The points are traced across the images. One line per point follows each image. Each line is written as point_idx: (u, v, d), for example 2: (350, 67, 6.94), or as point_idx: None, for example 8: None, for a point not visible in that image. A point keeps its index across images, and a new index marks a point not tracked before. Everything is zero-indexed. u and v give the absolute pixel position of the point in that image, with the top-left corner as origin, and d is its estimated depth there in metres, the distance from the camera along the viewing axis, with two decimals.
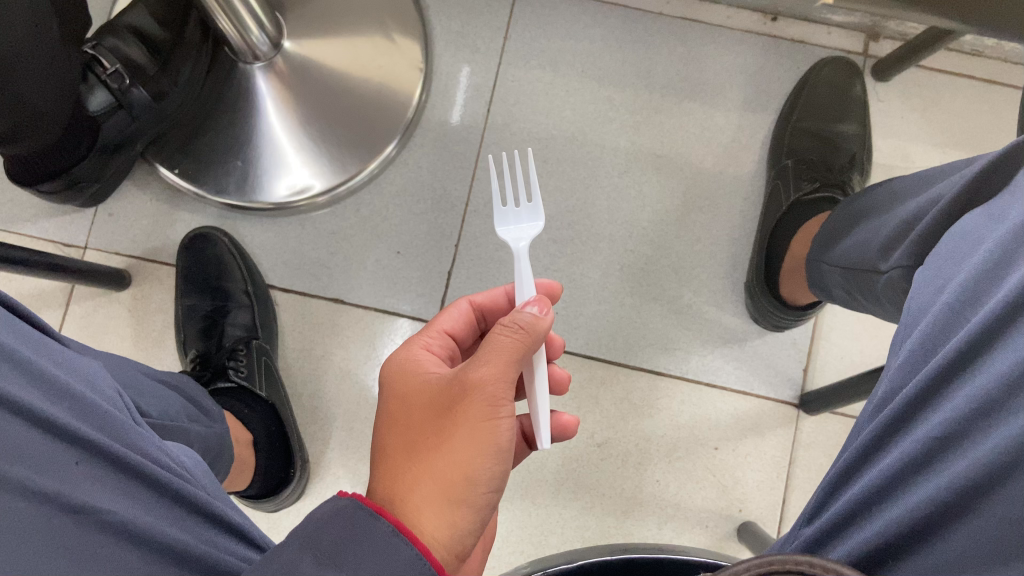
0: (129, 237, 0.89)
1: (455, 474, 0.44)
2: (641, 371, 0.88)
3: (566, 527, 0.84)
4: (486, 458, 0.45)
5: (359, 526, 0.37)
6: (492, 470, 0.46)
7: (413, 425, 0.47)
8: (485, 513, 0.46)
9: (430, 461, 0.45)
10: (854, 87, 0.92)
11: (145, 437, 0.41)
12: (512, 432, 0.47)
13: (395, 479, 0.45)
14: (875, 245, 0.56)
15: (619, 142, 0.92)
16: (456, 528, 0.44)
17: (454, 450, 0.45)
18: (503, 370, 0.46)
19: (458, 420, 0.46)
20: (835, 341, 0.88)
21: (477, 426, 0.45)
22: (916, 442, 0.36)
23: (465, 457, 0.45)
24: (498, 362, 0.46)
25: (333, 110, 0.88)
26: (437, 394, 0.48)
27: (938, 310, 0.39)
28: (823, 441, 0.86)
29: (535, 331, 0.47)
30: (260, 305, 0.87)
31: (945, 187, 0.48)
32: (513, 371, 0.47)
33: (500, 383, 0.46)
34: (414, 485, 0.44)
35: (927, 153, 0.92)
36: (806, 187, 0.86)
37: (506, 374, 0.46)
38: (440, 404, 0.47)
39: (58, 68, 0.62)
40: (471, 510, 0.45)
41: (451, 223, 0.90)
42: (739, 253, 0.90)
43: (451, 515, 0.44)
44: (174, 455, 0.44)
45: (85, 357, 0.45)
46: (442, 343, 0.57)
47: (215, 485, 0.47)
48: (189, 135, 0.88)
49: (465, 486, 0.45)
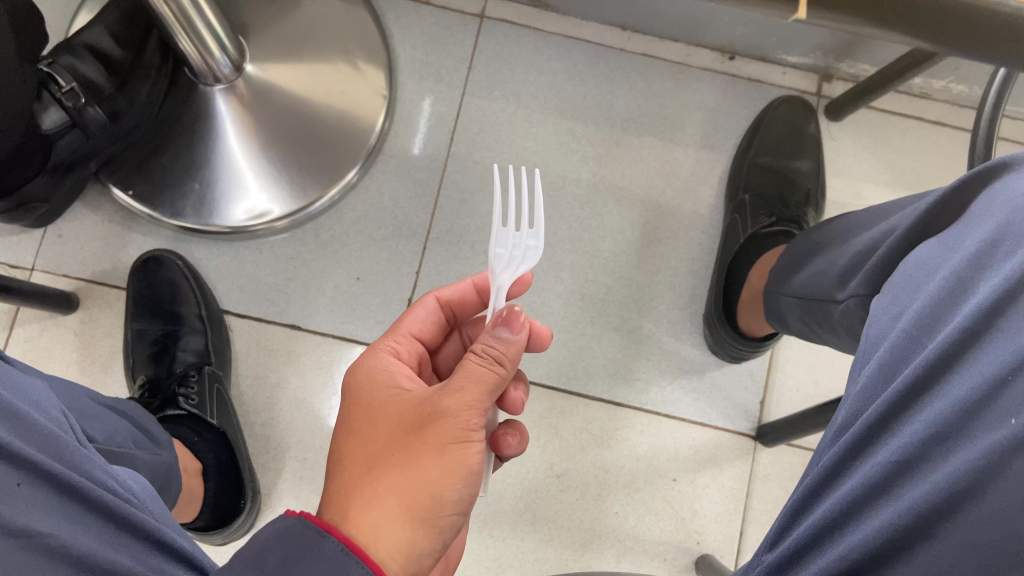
0: (79, 259, 0.87)
1: (420, 494, 0.44)
2: (602, 402, 0.87)
3: (523, 560, 0.83)
4: (459, 481, 0.45)
5: (303, 542, 0.36)
6: (462, 493, 0.46)
7: (376, 439, 0.46)
8: (446, 535, 0.46)
9: (397, 479, 0.44)
10: (808, 126, 0.94)
11: (88, 460, 0.39)
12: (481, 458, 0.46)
13: (351, 495, 0.44)
14: (833, 275, 0.57)
15: (580, 174, 0.93)
16: (416, 546, 0.44)
17: (419, 469, 0.44)
18: (476, 398, 0.45)
19: (428, 441, 0.44)
20: (791, 373, 0.89)
21: (444, 451, 0.44)
22: (877, 466, 0.36)
23: (431, 478, 0.44)
24: (473, 391, 0.45)
25: (294, 134, 0.87)
26: (408, 410, 0.46)
27: (895, 338, 0.40)
28: (779, 473, 0.87)
29: (508, 359, 0.47)
30: (214, 330, 0.84)
31: (899, 219, 0.50)
32: (486, 402, 0.46)
33: (473, 412, 0.45)
34: (371, 502, 0.43)
35: (876, 191, 0.95)
36: (764, 221, 0.87)
37: (479, 402, 0.46)
38: (409, 422, 0.46)
39: (14, 82, 0.60)
40: (432, 531, 0.45)
41: (412, 250, 0.89)
42: (698, 285, 0.91)
43: (412, 533, 0.43)
44: (121, 479, 0.42)
45: (27, 378, 0.43)
46: (411, 349, 0.57)
47: (161, 511, 0.45)
48: (144, 156, 0.86)
49: (430, 507, 0.44)
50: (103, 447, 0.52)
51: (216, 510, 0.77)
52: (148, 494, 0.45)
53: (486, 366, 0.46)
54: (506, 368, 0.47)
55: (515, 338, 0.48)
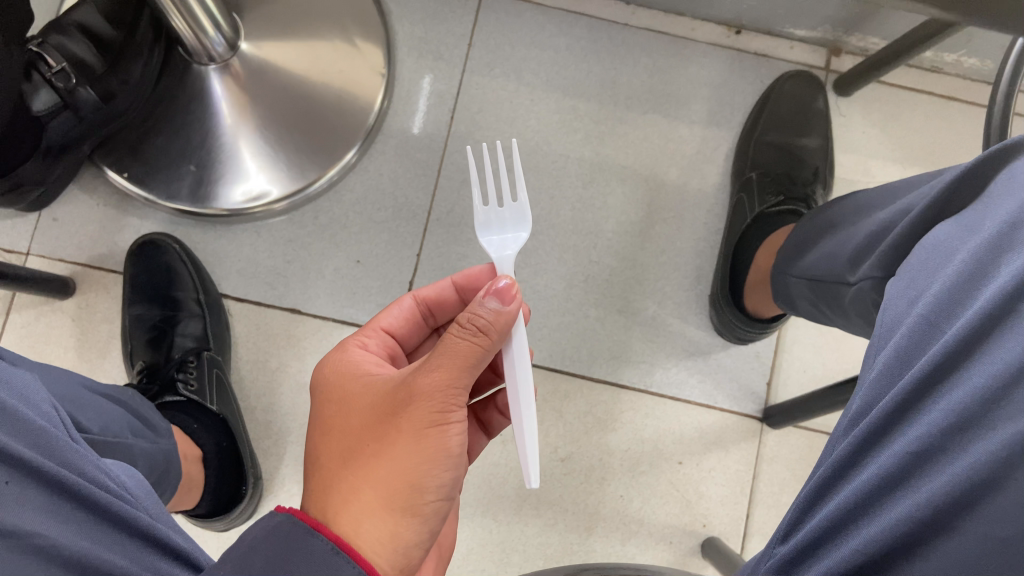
0: (74, 243, 0.85)
1: (400, 480, 0.43)
2: (605, 385, 0.86)
3: (528, 544, 0.82)
4: (436, 464, 0.44)
5: (295, 546, 0.35)
6: (442, 476, 0.44)
7: (353, 430, 0.45)
8: (433, 521, 0.45)
9: (376, 470, 0.43)
10: (816, 101, 0.92)
11: (81, 456, 0.38)
12: (461, 439, 0.45)
13: (331, 491, 0.43)
14: (844, 257, 0.55)
15: (583, 153, 0.91)
16: (400, 536, 0.43)
17: (395, 456, 0.43)
18: (452, 377, 0.42)
19: (402, 427, 0.43)
20: (798, 354, 0.88)
21: (419, 436, 0.43)
22: (894, 457, 0.35)
23: (408, 464, 0.43)
24: (447, 370, 0.42)
25: (292, 113, 0.86)
26: (381, 397, 0.45)
27: (912, 323, 0.38)
28: (786, 455, 0.86)
29: (495, 331, 0.43)
30: (213, 314, 0.83)
31: (914, 198, 0.48)
32: (465, 379, 0.43)
33: (449, 393, 0.43)
34: (350, 496, 0.42)
35: (886, 168, 0.93)
36: (771, 201, 0.85)
37: (455, 381, 0.43)
38: (383, 408, 0.44)
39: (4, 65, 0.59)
40: (416, 518, 0.44)
41: (412, 231, 0.88)
42: (703, 265, 0.90)
43: (395, 523, 0.42)
44: (114, 474, 0.41)
45: (17, 371, 0.42)
46: (380, 344, 0.56)
47: (157, 508, 0.43)
48: (139, 137, 0.85)
49: (410, 494, 0.43)
50: (98, 439, 0.50)
51: (217, 497, 0.76)
52: (144, 490, 0.44)
53: (467, 339, 0.43)
54: (491, 340, 0.43)
55: (506, 309, 0.44)
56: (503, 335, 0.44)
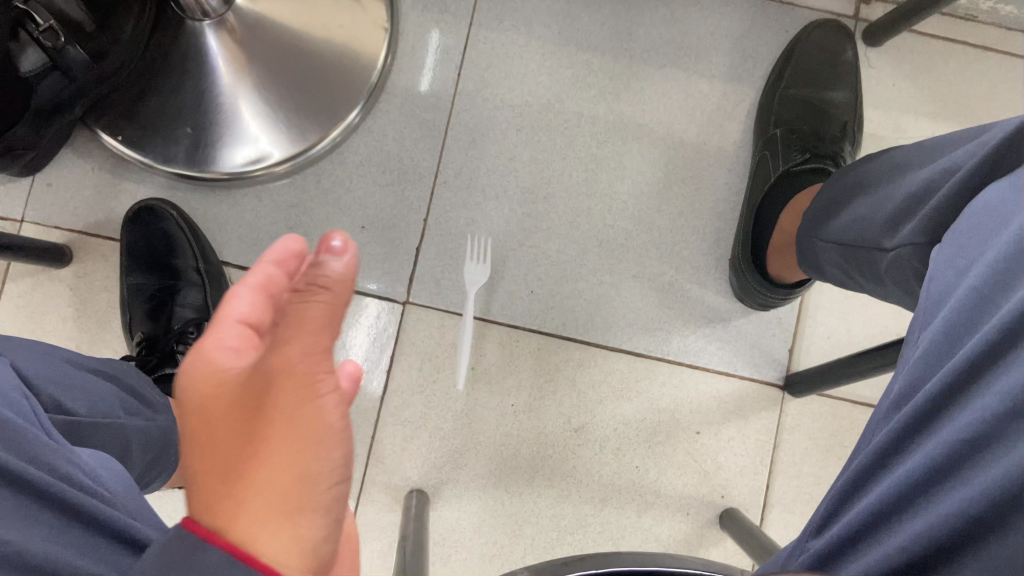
0: (69, 210, 0.82)
1: (283, 473, 0.32)
2: (621, 353, 0.83)
3: (541, 516, 0.80)
4: (323, 445, 0.33)
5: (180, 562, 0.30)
6: (334, 460, 0.33)
7: (213, 433, 0.33)
8: (343, 515, 0.35)
9: (252, 482, 0.32)
10: (846, 52, 0.87)
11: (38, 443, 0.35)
12: (347, 410, 0.34)
13: (206, 506, 0.32)
14: (881, 220, 0.51)
15: (597, 110, 0.87)
16: (308, 540, 0.32)
17: (269, 442, 0.32)
18: (312, 343, 0.32)
19: (271, 414, 0.32)
20: (822, 320, 0.85)
21: (300, 411, 0.32)
22: (942, 447, 0.31)
23: (289, 449, 0.32)
24: (305, 336, 0.32)
25: (292, 71, 0.81)
26: (233, 383, 0.33)
27: (963, 296, 0.35)
28: (808, 424, 0.83)
29: (344, 287, 0.33)
30: (213, 284, 0.80)
31: (962, 156, 0.44)
32: (327, 344, 0.32)
33: (319, 362, 0.32)
34: (235, 501, 0.32)
35: (917, 123, 0.88)
36: (797, 158, 0.81)
37: (321, 345, 0.32)
38: (240, 401, 0.32)
39: None
40: (317, 516, 0.33)
41: (419, 195, 0.84)
42: (723, 228, 0.86)
43: (293, 525, 0.32)
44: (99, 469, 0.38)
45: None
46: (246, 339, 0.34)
47: (140, 501, 0.40)
48: (133, 99, 0.80)
49: (301, 487, 0.32)
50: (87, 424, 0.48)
51: None
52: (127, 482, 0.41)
53: (333, 277, 0.33)
54: (344, 301, 0.33)
55: (345, 261, 0.33)
56: (351, 293, 0.34)
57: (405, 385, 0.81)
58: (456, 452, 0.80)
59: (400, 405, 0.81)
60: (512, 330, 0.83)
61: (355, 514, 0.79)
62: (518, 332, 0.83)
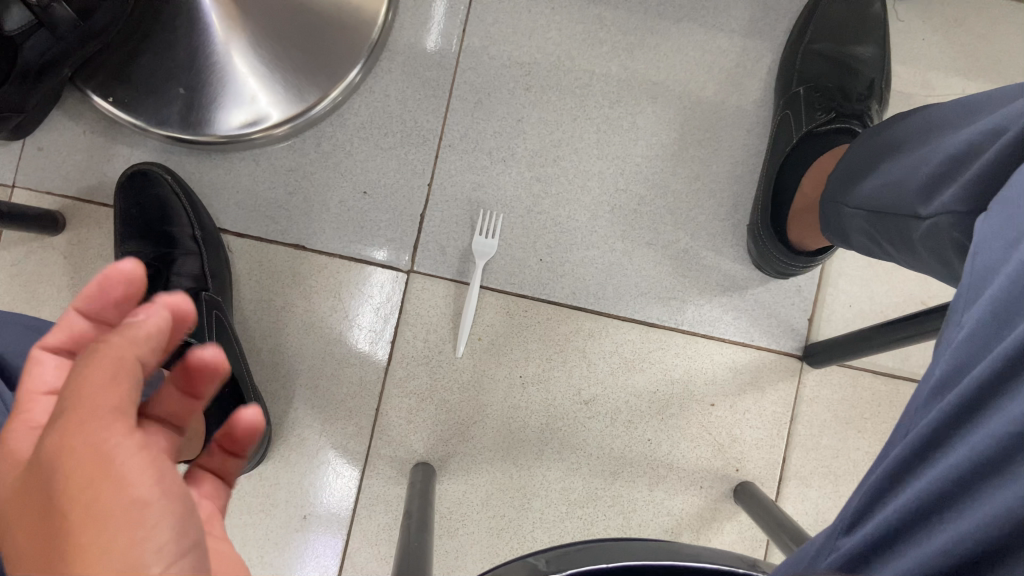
0: (61, 175, 0.79)
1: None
2: (633, 322, 0.80)
3: (550, 489, 0.78)
4: (134, 527, 0.27)
5: None
6: (154, 541, 0.27)
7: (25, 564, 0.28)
8: None
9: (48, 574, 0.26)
10: (873, 5, 0.82)
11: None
12: (159, 477, 0.29)
13: None
14: (915, 185, 0.48)
15: (609, 68, 0.83)
16: None
17: (74, 545, 0.26)
18: (99, 399, 0.29)
19: (64, 514, 0.27)
20: (843, 288, 0.81)
21: (97, 494, 0.27)
22: (990, 439, 0.28)
23: (95, 546, 0.26)
24: (88, 397, 0.29)
25: (290, 28, 0.77)
26: (30, 497, 0.28)
27: (1013, 271, 0.31)
28: (827, 396, 0.80)
29: (138, 335, 0.31)
30: (211, 252, 0.77)
31: (1008, 114, 0.40)
32: (126, 393, 0.30)
33: (107, 420, 0.28)
34: None
35: (947, 81, 0.83)
36: (821, 118, 0.77)
37: (112, 400, 0.29)
38: (36, 506, 0.28)
39: None
40: None
41: (423, 158, 0.81)
42: (741, 192, 0.82)
43: None
44: None
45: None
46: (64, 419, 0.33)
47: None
48: (125, 58, 0.76)
49: None
50: None
51: None
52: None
53: (137, 327, 0.31)
54: (147, 343, 0.31)
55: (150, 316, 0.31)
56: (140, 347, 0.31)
57: (410, 356, 0.79)
58: (463, 424, 0.78)
59: (405, 376, 0.78)
60: (520, 299, 0.80)
61: (360, 487, 0.77)
62: (527, 301, 0.80)
